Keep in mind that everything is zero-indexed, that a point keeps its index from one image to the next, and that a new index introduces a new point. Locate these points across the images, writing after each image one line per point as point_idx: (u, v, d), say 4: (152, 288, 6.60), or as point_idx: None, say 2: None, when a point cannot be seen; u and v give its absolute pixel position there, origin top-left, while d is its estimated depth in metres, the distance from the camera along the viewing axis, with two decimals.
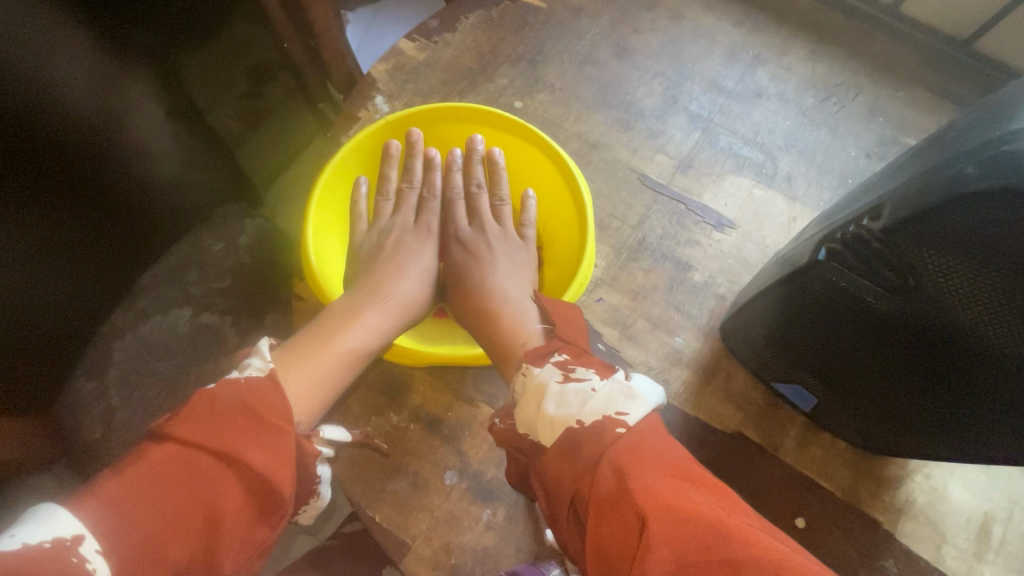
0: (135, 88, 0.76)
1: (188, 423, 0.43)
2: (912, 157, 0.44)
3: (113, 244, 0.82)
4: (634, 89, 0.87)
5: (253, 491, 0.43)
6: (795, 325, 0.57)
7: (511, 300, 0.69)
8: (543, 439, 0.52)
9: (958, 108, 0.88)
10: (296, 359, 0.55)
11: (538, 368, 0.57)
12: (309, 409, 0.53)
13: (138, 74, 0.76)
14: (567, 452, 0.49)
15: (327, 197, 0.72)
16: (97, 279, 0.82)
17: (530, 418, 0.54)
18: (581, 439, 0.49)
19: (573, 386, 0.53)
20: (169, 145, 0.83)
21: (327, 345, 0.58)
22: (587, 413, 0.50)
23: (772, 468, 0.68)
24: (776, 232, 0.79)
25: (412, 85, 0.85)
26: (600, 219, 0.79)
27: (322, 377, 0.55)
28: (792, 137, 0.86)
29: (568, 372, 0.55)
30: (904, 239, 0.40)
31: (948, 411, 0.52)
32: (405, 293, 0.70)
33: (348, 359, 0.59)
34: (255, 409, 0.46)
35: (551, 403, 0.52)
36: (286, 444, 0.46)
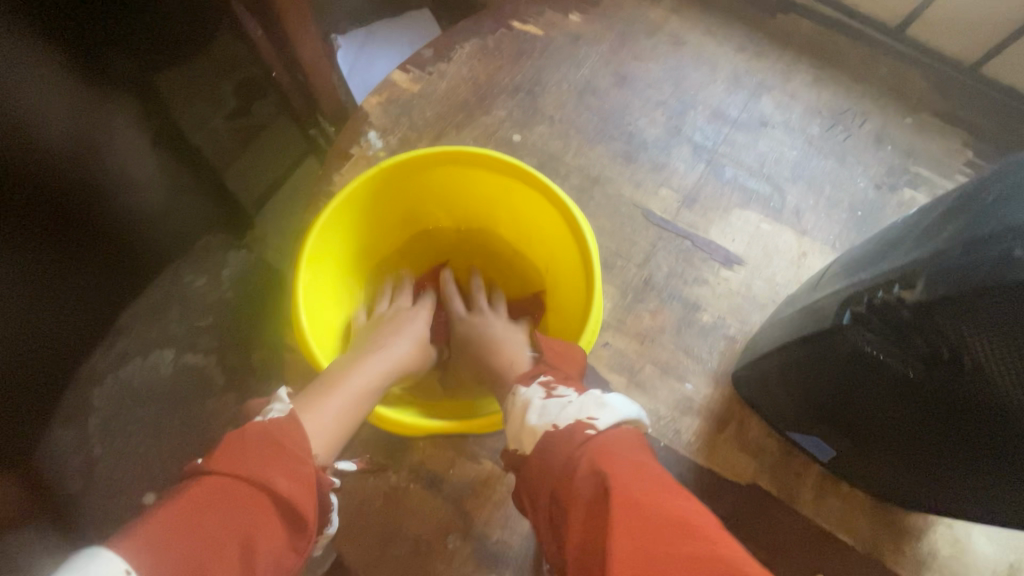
0: (121, 119, 0.73)
1: (221, 456, 0.44)
2: (942, 222, 0.42)
3: (105, 280, 0.79)
4: (636, 119, 0.85)
5: (281, 516, 0.44)
6: (813, 384, 0.55)
7: (505, 352, 0.67)
8: (525, 449, 0.53)
9: (966, 135, 0.86)
10: (309, 403, 0.54)
11: (524, 388, 0.57)
12: (326, 446, 0.51)
13: (121, 102, 0.73)
14: (546, 453, 0.49)
15: (327, 254, 0.65)
16: (86, 310, 0.77)
17: (514, 431, 0.54)
18: (555, 439, 0.49)
19: (554, 398, 0.54)
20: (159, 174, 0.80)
21: (339, 391, 0.56)
22: (561, 418, 0.51)
23: (790, 522, 0.65)
24: (786, 269, 0.77)
25: (406, 119, 0.81)
26: (604, 258, 0.77)
27: (336, 420, 0.54)
28: (800, 167, 0.84)
29: (551, 388, 0.55)
30: (941, 314, 0.38)
31: (975, 482, 0.50)
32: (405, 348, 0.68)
33: (359, 399, 0.57)
34: (275, 438, 0.46)
35: (533, 414, 0.53)
36: (303, 467, 0.46)
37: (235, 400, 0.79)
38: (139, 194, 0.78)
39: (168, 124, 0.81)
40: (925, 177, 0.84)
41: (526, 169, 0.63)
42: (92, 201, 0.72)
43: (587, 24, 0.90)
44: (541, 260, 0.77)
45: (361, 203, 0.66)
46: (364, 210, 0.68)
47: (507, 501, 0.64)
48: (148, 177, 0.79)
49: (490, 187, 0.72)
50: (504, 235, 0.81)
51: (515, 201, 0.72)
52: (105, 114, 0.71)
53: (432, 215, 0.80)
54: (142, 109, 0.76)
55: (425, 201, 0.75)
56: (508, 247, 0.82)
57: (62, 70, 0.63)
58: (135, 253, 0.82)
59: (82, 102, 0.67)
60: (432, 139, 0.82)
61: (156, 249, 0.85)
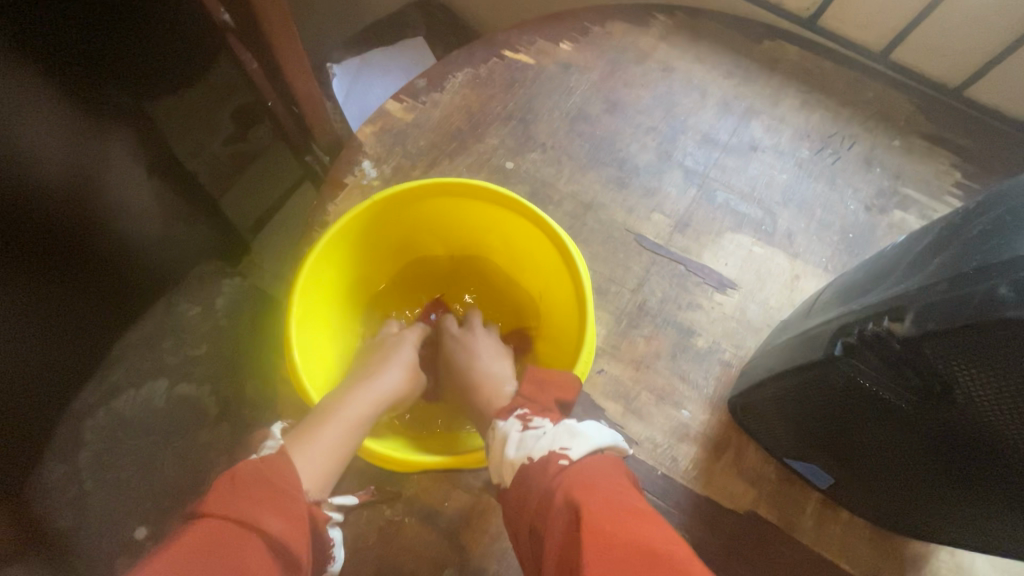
0: (121, 152, 0.73)
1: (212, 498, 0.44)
2: (929, 255, 0.42)
3: (94, 309, 0.78)
4: (628, 145, 0.86)
5: (274, 557, 0.43)
6: (808, 412, 0.54)
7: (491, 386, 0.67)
8: (504, 480, 0.54)
9: (953, 156, 0.87)
10: (301, 437, 0.53)
11: (501, 419, 0.58)
12: (318, 480, 0.51)
13: (119, 134, 0.72)
14: (523, 479, 0.52)
15: (320, 287, 0.65)
16: (75, 338, 0.77)
17: (493, 463, 0.56)
18: (530, 469, 0.51)
19: (529, 430, 0.55)
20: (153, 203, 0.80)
21: (331, 422, 0.56)
22: (535, 449, 0.52)
23: (790, 552, 0.64)
24: (779, 292, 0.77)
25: (400, 148, 0.82)
26: (598, 284, 0.77)
27: (328, 452, 0.53)
28: (790, 191, 0.84)
29: (527, 420, 0.56)
30: (930, 349, 0.38)
31: (974, 512, 0.49)
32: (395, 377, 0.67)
33: (351, 428, 0.57)
34: (268, 476, 0.47)
35: (510, 446, 0.54)
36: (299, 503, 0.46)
37: (229, 433, 0.77)
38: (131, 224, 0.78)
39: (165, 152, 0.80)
40: (914, 199, 0.85)
41: (517, 198, 0.64)
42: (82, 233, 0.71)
43: (577, 51, 0.91)
44: (535, 288, 0.77)
45: (354, 236, 0.66)
46: (357, 243, 0.68)
47: (504, 533, 0.63)
48: (141, 206, 0.78)
49: (482, 217, 0.72)
50: (497, 263, 0.80)
51: (507, 231, 0.72)
52: (102, 147, 0.70)
53: (426, 244, 0.80)
54: (139, 139, 0.75)
55: (418, 231, 0.76)
56: (502, 274, 0.81)
57: (58, 106, 0.63)
58: (126, 282, 0.81)
59: (78, 137, 0.67)
60: (425, 168, 0.83)
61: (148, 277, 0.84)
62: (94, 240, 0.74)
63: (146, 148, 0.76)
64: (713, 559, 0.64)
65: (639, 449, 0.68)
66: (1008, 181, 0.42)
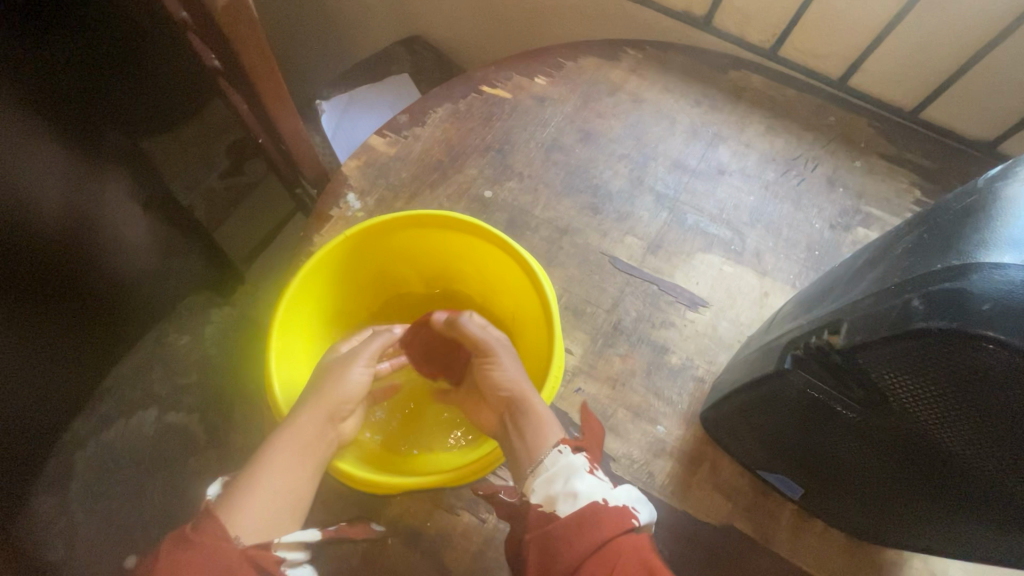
0: (115, 195, 0.75)
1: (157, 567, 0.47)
2: (866, 270, 0.46)
3: (88, 341, 0.79)
4: (601, 172, 0.90)
5: None
6: (771, 423, 0.57)
7: (536, 409, 0.63)
8: (560, 510, 0.54)
9: (913, 175, 0.92)
10: (247, 479, 0.55)
11: (569, 450, 0.60)
12: (261, 525, 0.52)
13: (111, 172, 0.74)
14: (584, 527, 0.52)
15: (300, 317, 0.68)
16: (69, 372, 0.78)
17: (552, 491, 0.56)
18: (603, 512, 0.52)
19: (597, 476, 0.57)
20: (147, 240, 0.82)
21: (276, 456, 0.58)
22: (612, 496, 0.54)
23: (766, 564, 0.66)
24: (749, 309, 0.80)
25: (383, 181, 0.86)
26: (575, 305, 0.80)
27: (273, 495, 0.55)
28: (758, 212, 0.88)
29: (593, 467, 0.59)
30: (864, 360, 0.41)
31: (936, 516, 0.51)
32: (351, 385, 0.66)
33: (297, 457, 0.58)
34: (194, 538, 0.49)
35: (580, 482, 0.56)
36: (226, 553, 0.49)
37: (216, 462, 0.78)
38: (123, 255, 0.80)
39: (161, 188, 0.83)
40: (877, 217, 0.89)
41: (483, 226, 0.67)
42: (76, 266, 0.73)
43: (552, 85, 0.96)
44: (509, 312, 0.78)
45: (336, 265, 0.69)
46: (335, 275, 0.71)
47: (485, 552, 0.64)
48: (134, 239, 0.80)
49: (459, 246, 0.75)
50: (472, 288, 0.82)
51: (479, 258, 0.75)
52: (96, 184, 0.72)
53: (402, 274, 0.82)
54: (133, 177, 0.78)
55: (396, 262, 0.79)
56: (477, 300, 0.84)
57: (53, 147, 0.65)
58: (119, 311, 0.83)
59: (73, 175, 0.69)
60: (408, 198, 0.86)
61: (139, 308, 0.86)
62: (87, 275, 0.76)
63: (140, 184, 0.79)
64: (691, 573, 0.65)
65: (617, 465, 0.69)
66: (939, 200, 0.46)
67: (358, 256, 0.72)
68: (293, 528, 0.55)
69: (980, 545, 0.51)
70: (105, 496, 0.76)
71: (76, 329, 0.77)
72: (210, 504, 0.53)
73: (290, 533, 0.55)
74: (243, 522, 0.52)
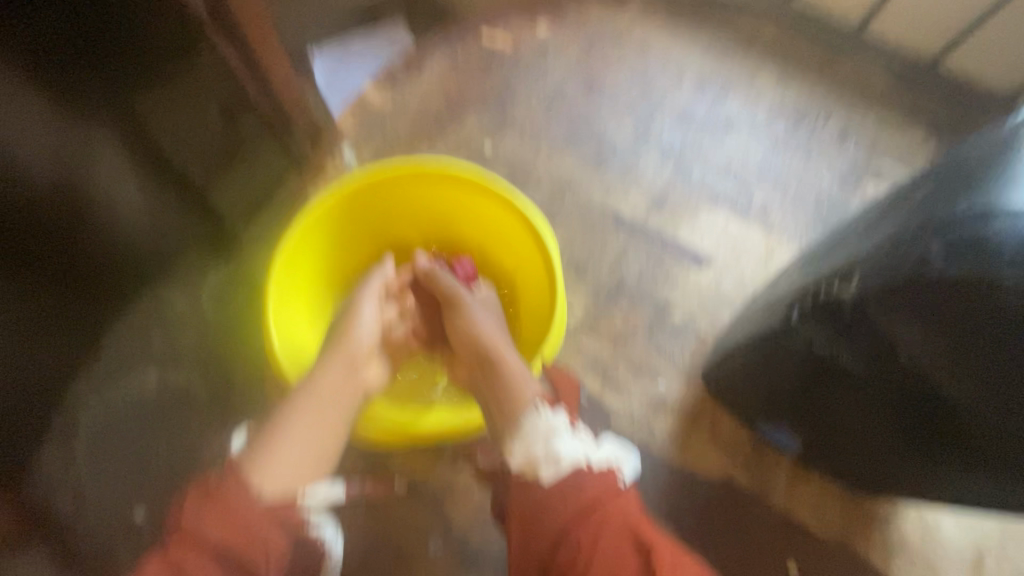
0: (96, 152, 0.64)
1: (182, 521, 0.45)
2: (878, 218, 0.44)
3: (76, 308, 0.71)
4: (604, 126, 0.87)
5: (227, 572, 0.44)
6: (774, 377, 0.56)
7: (506, 362, 0.58)
8: (543, 477, 0.50)
9: (926, 128, 0.89)
10: (269, 436, 0.52)
11: (548, 408, 0.54)
12: (285, 481, 0.49)
13: (108, 126, 0.63)
14: (571, 499, 0.48)
15: (293, 270, 0.66)
16: (65, 339, 0.70)
17: (532, 454, 0.51)
18: (589, 479, 0.49)
19: (579, 433, 0.52)
20: (139, 205, 0.72)
21: (298, 410, 0.54)
22: (594, 456, 0.50)
23: (763, 515, 0.67)
24: (754, 266, 0.79)
25: (378, 136, 0.89)
26: (577, 262, 0.78)
27: (297, 455, 0.51)
28: (766, 166, 0.86)
29: (573, 422, 0.54)
30: (876, 305, 0.40)
31: (931, 466, 0.51)
32: (367, 335, 0.64)
33: (317, 409, 0.55)
34: (215, 496, 0.46)
35: (563, 444, 0.51)
36: (248, 513, 0.45)
37: None
38: (123, 216, 0.71)
39: (156, 147, 0.70)
40: (888, 171, 0.86)
41: (484, 177, 0.66)
42: (75, 228, 0.66)
43: (555, 32, 0.92)
44: (507, 269, 0.75)
45: (330, 219, 0.68)
46: (330, 229, 0.69)
47: (486, 505, 0.66)
48: (133, 202, 0.71)
49: (458, 200, 0.72)
50: (470, 245, 0.79)
51: (478, 212, 0.72)
52: (91, 139, 0.63)
53: (399, 231, 0.77)
54: (129, 132, 0.66)
55: (395, 218, 0.74)
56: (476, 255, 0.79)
57: (36, 99, 0.56)
58: (117, 272, 0.75)
59: (62, 129, 0.59)
60: (406, 149, 0.88)
61: (143, 271, 0.79)
62: (79, 247, 0.67)
63: (134, 139, 0.67)
64: (687, 522, 0.66)
65: (617, 421, 0.70)
66: (955, 146, 0.44)
67: (357, 210, 0.70)
68: (317, 482, 0.51)
69: (974, 493, 0.52)
70: (110, 455, 0.75)
71: (70, 296, 0.69)
72: (231, 461, 0.49)
73: (314, 490, 0.51)
74: (265, 478, 0.48)
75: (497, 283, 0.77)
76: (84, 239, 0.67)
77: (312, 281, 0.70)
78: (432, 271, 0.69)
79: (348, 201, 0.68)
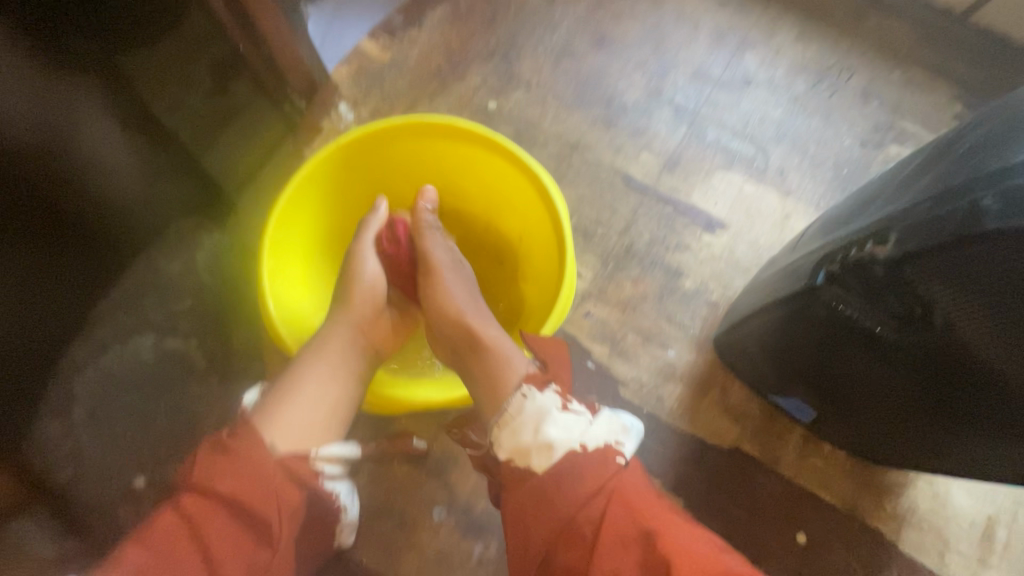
0: (76, 111, 0.57)
1: (197, 470, 0.44)
2: (913, 178, 0.43)
3: (71, 272, 0.66)
4: (615, 82, 0.83)
5: (234, 518, 0.43)
6: (790, 347, 0.54)
7: (488, 340, 0.55)
8: (535, 465, 0.45)
9: (954, 87, 0.84)
10: (283, 390, 0.52)
11: (536, 391, 0.49)
12: (299, 438, 0.49)
13: (83, 82, 0.56)
14: (564, 485, 0.43)
15: (290, 236, 0.62)
16: (57, 299, 0.66)
17: (521, 442, 0.46)
18: (583, 463, 0.43)
19: (572, 412, 0.47)
20: (127, 167, 0.65)
21: (309, 365, 0.54)
22: (589, 437, 0.45)
23: (772, 485, 0.66)
24: (769, 232, 0.76)
25: (377, 90, 0.84)
26: (585, 226, 0.75)
27: (308, 412, 0.51)
28: (783, 127, 0.81)
29: (566, 400, 0.49)
30: (913, 272, 0.38)
31: (951, 441, 0.50)
32: (372, 292, 0.61)
33: (328, 363, 0.54)
34: (230, 447, 0.45)
35: (553, 427, 0.46)
36: (262, 464, 0.45)
37: (219, 385, 0.75)
38: (106, 177, 0.64)
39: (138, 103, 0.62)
40: (913, 132, 0.82)
41: (491, 135, 0.62)
42: (51, 192, 0.59)
43: None
44: (512, 234, 0.72)
45: (326, 177, 0.64)
46: (327, 189, 0.65)
47: None
48: (118, 162, 0.64)
49: (462, 160, 0.68)
50: (473, 210, 0.74)
51: (482, 173, 0.69)
52: (64, 95, 0.55)
53: (400, 194, 0.73)
54: (107, 89, 0.58)
55: (393, 177, 0.71)
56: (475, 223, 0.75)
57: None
58: (108, 234, 0.69)
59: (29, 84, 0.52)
60: (405, 108, 0.83)
61: (138, 232, 0.73)
62: (60, 211, 0.61)
63: (112, 96, 0.59)
64: (696, 491, 0.65)
65: (625, 389, 0.68)
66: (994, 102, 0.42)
67: (355, 166, 0.66)
68: (331, 440, 0.51)
69: (1004, 473, 0.49)
70: (110, 420, 0.72)
71: (57, 258, 0.64)
72: (246, 413, 0.50)
73: (326, 446, 0.51)
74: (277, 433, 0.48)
75: (501, 250, 0.74)
76: (64, 202, 0.61)
77: (310, 250, 0.67)
78: (427, 228, 0.63)
79: (348, 152, 0.64)
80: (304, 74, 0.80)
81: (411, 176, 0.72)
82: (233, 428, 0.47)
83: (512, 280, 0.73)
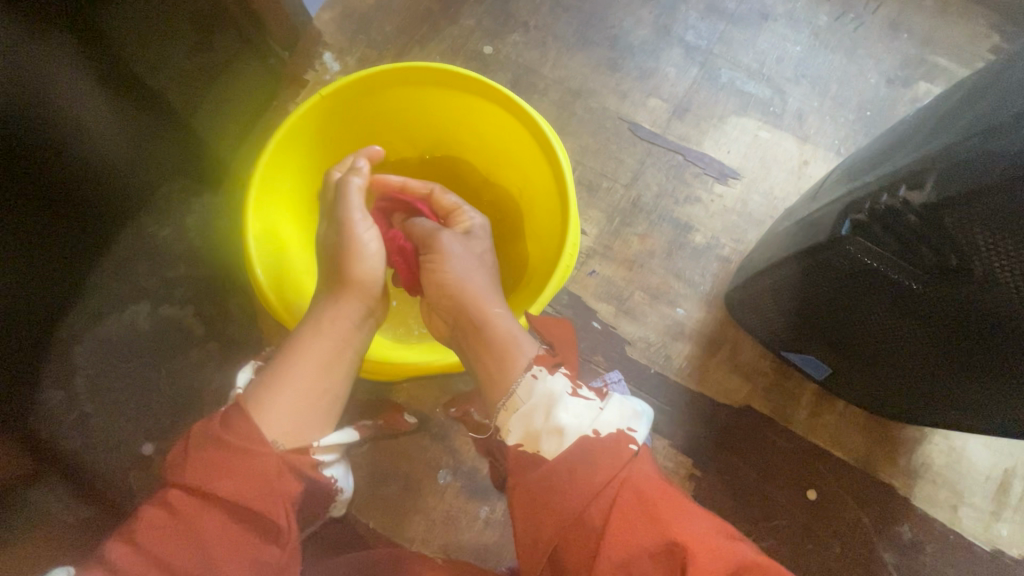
0: (52, 65, 0.50)
1: (187, 469, 0.40)
2: (953, 113, 0.40)
3: (64, 240, 0.62)
4: (620, 21, 0.77)
5: (231, 515, 0.39)
6: (807, 302, 0.51)
7: (491, 322, 0.51)
8: (545, 451, 0.43)
9: (992, 15, 0.77)
10: (278, 379, 0.47)
11: (547, 373, 0.47)
12: (293, 434, 0.45)
13: (57, 40, 0.50)
14: (575, 474, 0.41)
15: (279, 196, 0.60)
16: (49, 268, 0.61)
17: (532, 427, 0.45)
18: (595, 450, 0.42)
19: (582, 397, 0.46)
20: (112, 130, 0.60)
21: (308, 354, 0.49)
22: (603, 424, 0.44)
23: (783, 442, 0.64)
24: (785, 180, 0.71)
25: (364, 36, 0.78)
26: (589, 179, 0.71)
27: (302, 411, 0.47)
28: (804, 66, 0.75)
29: (577, 384, 0.47)
30: (950, 220, 0.36)
31: (972, 396, 0.48)
32: (374, 264, 0.55)
33: (326, 352, 0.50)
34: (224, 440, 0.42)
35: (564, 412, 0.44)
36: (262, 460, 0.42)
37: (217, 354, 0.70)
38: (97, 143, 0.59)
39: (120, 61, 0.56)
40: (943, 68, 0.75)
41: (487, 81, 0.58)
42: (43, 163, 0.54)
43: None
44: (514, 191, 0.68)
45: (315, 132, 0.61)
46: (315, 146, 0.62)
47: None
48: (104, 127, 0.59)
49: (457, 113, 0.64)
50: (473, 162, 0.70)
51: (478, 126, 0.65)
52: (44, 55, 0.49)
53: (393, 148, 0.70)
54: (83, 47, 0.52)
55: (388, 133, 0.67)
56: (473, 184, 0.71)
57: None
58: (99, 202, 0.65)
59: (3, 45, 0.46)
60: (395, 56, 0.78)
61: (125, 197, 0.68)
62: (54, 182, 0.57)
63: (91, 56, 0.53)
64: (706, 450, 0.64)
65: (632, 349, 0.66)
66: None
67: (349, 121, 0.63)
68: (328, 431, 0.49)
69: (1009, 425, 0.48)
70: (112, 388, 0.68)
71: (51, 229, 0.59)
72: (243, 399, 0.46)
73: (327, 435, 0.48)
74: (271, 427, 0.44)
75: (501, 210, 0.69)
76: (58, 174, 0.56)
77: (301, 214, 0.64)
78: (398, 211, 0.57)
79: (342, 104, 0.60)
80: (284, 20, 0.74)
81: (405, 134, 0.68)
82: (225, 417, 0.44)
83: (509, 244, 0.69)
